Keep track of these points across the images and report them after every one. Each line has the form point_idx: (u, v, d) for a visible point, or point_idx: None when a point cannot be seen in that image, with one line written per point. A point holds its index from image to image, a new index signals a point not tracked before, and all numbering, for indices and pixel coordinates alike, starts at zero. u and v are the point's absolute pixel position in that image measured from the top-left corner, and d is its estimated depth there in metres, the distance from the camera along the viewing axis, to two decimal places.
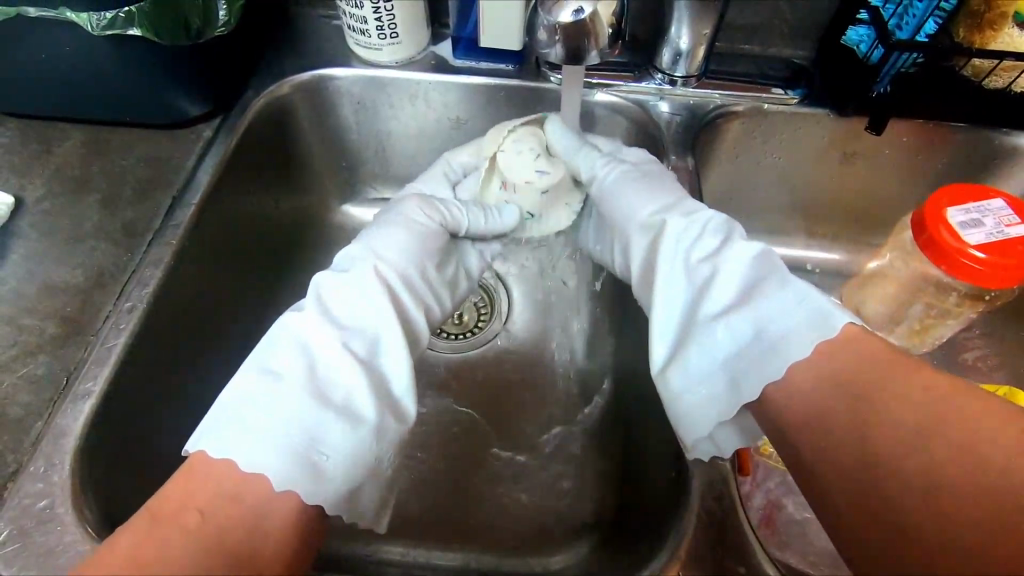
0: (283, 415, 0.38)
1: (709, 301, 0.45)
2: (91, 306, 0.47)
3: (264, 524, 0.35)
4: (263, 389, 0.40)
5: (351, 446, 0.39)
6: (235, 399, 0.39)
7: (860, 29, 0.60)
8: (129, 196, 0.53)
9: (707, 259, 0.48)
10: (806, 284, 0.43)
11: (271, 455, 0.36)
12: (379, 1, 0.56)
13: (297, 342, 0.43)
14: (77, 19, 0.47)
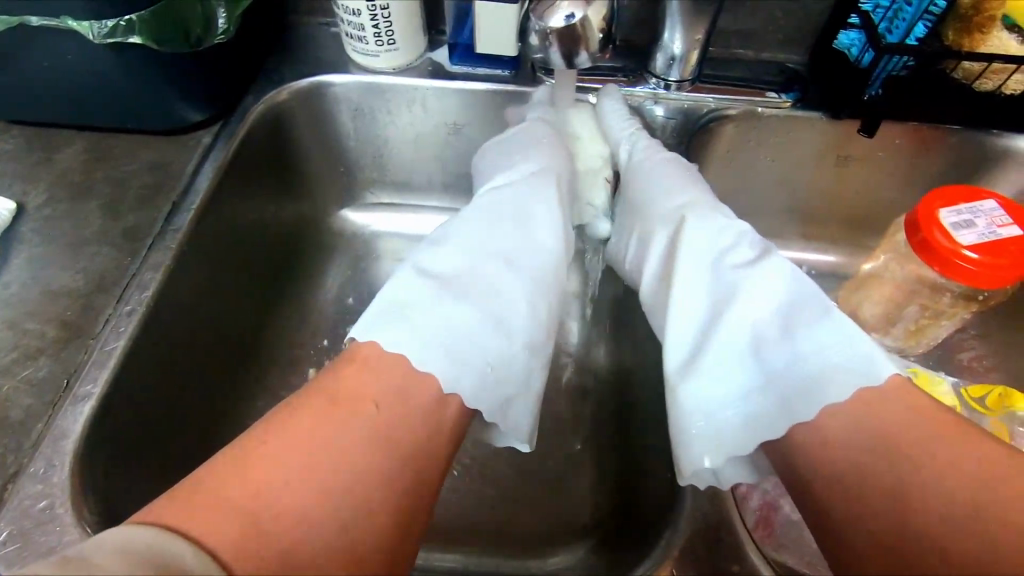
0: (449, 330, 0.44)
1: (748, 313, 0.45)
2: (91, 310, 0.47)
3: (415, 436, 0.39)
4: (422, 301, 0.45)
5: (505, 354, 0.46)
6: (408, 307, 0.45)
7: (851, 33, 0.61)
8: (130, 201, 0.54)
9: (745, 267, 0.48)
10: (850, 324, 0.43)
11: (440, 364, 0.42)
12: (376, 9, 0.57)
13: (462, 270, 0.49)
14: (79, 27, 0.47)
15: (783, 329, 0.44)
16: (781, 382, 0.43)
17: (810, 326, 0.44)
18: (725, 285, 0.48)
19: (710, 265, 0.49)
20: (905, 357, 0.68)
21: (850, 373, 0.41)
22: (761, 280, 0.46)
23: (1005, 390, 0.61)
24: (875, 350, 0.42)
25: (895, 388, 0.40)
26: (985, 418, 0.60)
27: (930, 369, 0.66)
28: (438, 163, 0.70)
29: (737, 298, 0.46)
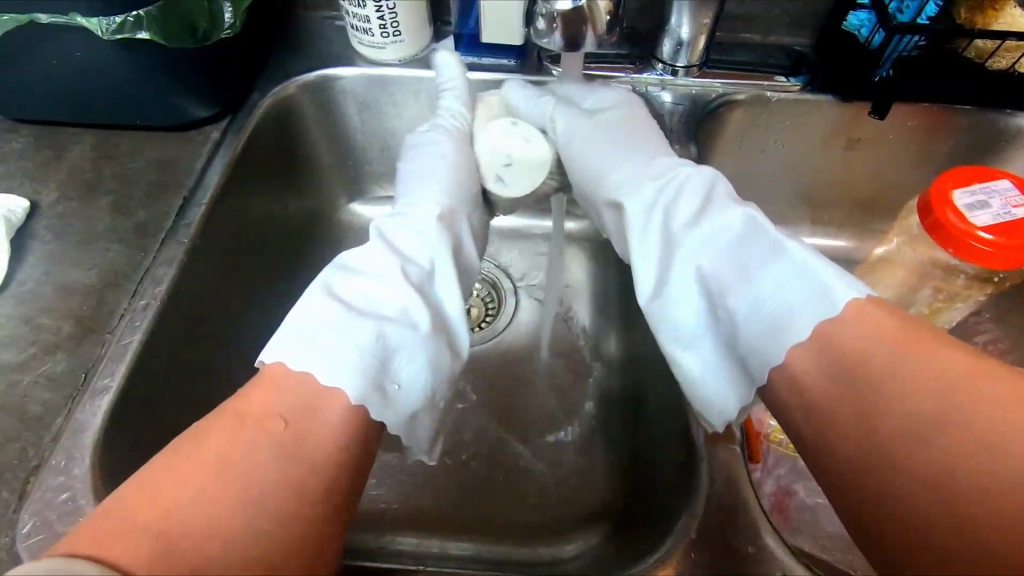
0: (343, 344, 0.40)
1: (702, 264, 0.46)
2: (106, 306, 0.47)
3: (327, 458, 0.37)
4: (323, 315, 0.42)
5: (414, 370, 0.43)
6: (306, 316, 0.42)
7: (861, 14, 0.62)
8: (142, 197, 0.54)
9: (695, 216, 0.48)
10: (802, 251, 0.43)
11: (346, 375, 0.39)
12: (381, 0, 0.57)
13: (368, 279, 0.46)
14: (89, 23, 0.48)
15: (739, 273, 0.44)
16: (745, 322, 0.43)
17: (764, 267, 0.44)
18: (679, 238, 0.48)
19: (668, 219, 0.49)
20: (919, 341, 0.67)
21: (808, 303, 0.41)
22: (711, 227, 0.47)
23: None
24: (832, 275, 0.41)
25: (859, 317, 0.40)
26: None
27: None
28: None
29: (689, 251, 0.47)
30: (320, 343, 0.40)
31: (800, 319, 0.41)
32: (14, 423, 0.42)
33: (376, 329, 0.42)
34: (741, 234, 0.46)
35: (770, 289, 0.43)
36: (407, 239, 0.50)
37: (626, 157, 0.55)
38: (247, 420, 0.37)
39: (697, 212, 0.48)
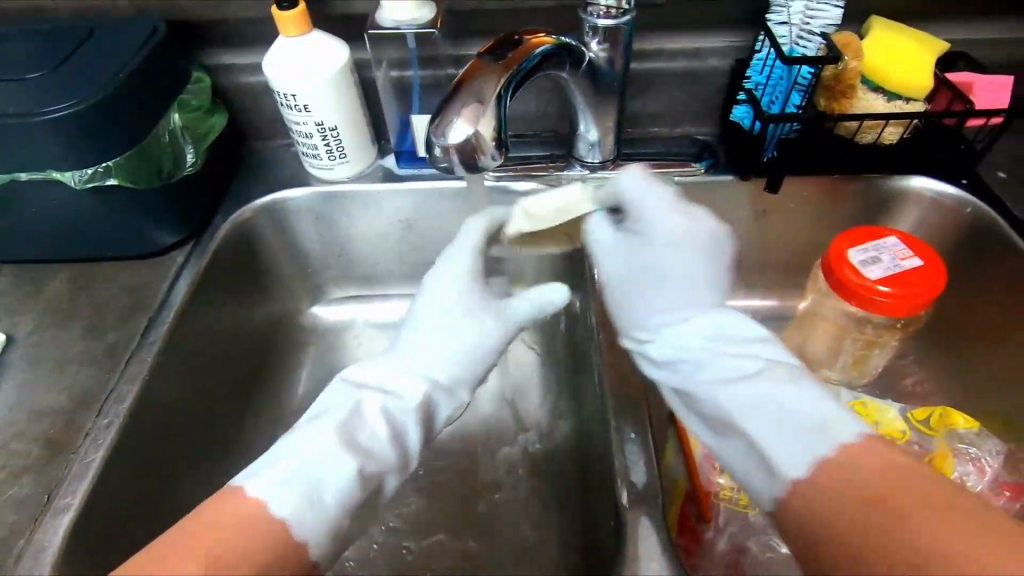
0: (298, 467, 0.44)
1: (708, 371, 0.50)
2: (73, 426, 0.51)
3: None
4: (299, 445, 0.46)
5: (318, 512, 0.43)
6: (298, 446, 0.46)
7: (742, 107, 0.69)
8: (112, 321, 0.59)
9: (735, 342, 0.51)
10: (804, 383, 0.46)
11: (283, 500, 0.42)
12: (326, 130, 0.66)
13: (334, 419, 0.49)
14: (62, 176, 0.56)
15: (746, 378, 0.48)
16: (768, 420, 0.45)
17: (795, 385, 0.46)
18: (677, 334, 0.53)
19: (676, 317, 0.54)
20: (852, 389, 0.72)
21: (838, 422, 0.43)
22: (728, 333, 0.52)
23: (945, 411, 0.65)
24: (840, 411, 0.44)
25: (853, 457, 0.40)
26: (933, 440, 0.64)
27: (876, 397, 0.71)
28: (398, 254, 0.77)
29: (707, 349, 0.51)
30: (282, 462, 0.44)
31: (804, 440, 0.43)
32: None
33: (333, 471, 0.45)
34: (748, 339, 0.51)
35: (809, 401, 0.45)
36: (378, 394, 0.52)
37: (660, 248, 0.54)
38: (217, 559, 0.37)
39: (714, 308, 0.54)
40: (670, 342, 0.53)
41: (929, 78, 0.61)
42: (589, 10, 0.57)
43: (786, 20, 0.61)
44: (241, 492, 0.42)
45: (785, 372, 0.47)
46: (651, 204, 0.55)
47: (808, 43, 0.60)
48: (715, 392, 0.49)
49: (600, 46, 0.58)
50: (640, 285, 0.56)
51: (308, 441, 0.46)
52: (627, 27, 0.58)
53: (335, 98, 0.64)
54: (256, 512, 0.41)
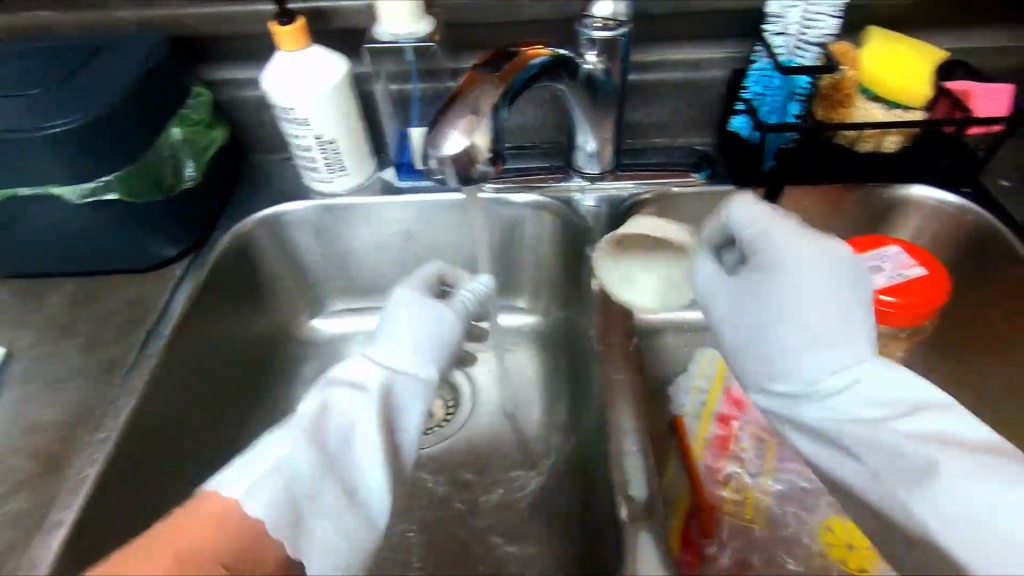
0: (264, 482, 0.40)
1: (893, 399, 0.47)
2: (70, 441, 0.51)
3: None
4: (268, 461, 0.42)
5: (320, 538, 0.41)
6: (270, 451, 0.42)
7: (740, 117, 0.68)
8: (110, 335, 0.59)
9: (876, 376, 0.47)
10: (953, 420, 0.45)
11: (264, 504, 0.40)
12: (325, 143, 0.66)
13: (296, 426, 0.44)
14: (62, 191, 0.55)
15: (907, 416, 0.45)
16: (877, 448, 0.47)
17: (944, 423, 0.45)
18: (846, 359, 0.48)
19: (826, 342, 0.49)
20: None
21: (999, 469, 0.41)
22: (864, 363, 0.48)
23: None
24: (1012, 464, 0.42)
25: None
26: None
27: None
28: (398, 267, 0.77)
29: (848, 389, 0.47)
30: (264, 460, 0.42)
31: (982, 503, 0.40)
32: None
33: (309, 490, 0.42)
34: (881, 368, 0.48)
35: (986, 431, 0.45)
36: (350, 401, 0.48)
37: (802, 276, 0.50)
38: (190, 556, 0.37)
39: (863, 322, 0.49)
40: (811, 381, 0.49)
41: (928, 87, 0.61)
42: (585, 22, 0.57)
43: (783, 29, 0.60)
44: (233, 505, 0.39)
45: (944, 413, 0.45)
46: (766, 233, 0.52)
47: (806, 53, 0.61)
48: (849, 406, 0.47)
49: (597, 58, 0.58)
50: (762, 325, 0.51)
51: (271, 449, 0.42)
52: (624, 39, 0.58)
53: (332, 112, 0.64)
54: (226, 511, 0.39)
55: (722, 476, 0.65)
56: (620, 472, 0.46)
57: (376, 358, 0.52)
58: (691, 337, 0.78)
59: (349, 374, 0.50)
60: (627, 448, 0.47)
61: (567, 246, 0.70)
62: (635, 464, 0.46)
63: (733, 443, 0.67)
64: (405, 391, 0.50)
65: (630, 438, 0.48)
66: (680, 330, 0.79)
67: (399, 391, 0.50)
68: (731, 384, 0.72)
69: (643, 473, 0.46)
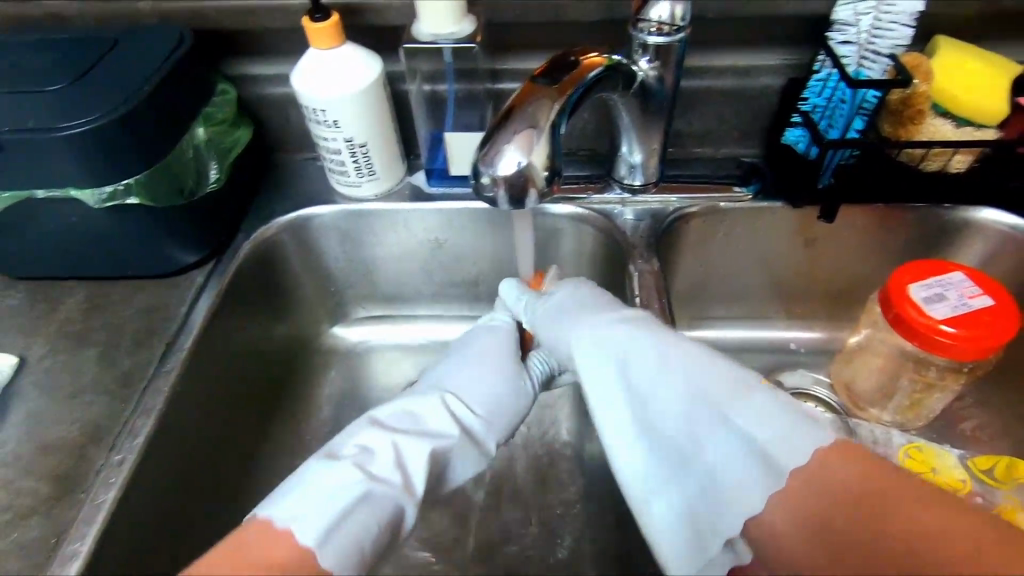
0: (312, 499, 0.43)
1: (738, 460, 0.43)
2: (83, 463, 0.47)
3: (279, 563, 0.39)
4: (346, 486, 0.45)
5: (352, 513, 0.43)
6: (336, 483, 0.45)
7: (795, 130, 0.64)
8: (126, 345, 0.56)
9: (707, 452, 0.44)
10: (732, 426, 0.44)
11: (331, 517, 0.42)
12: (354, 147, 0.62)
13: (333, 488, 0.44)
14: (81, 195, 0.52)
15: (699, 454, 0.44)
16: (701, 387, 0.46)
17: (715, 444, 0.44)
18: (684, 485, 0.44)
19: (724, 457, 0.43)
20: (906, 432, 0.66)
21: (744, 493, 0.42)
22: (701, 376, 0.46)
23: (1012, 461, 0.61)
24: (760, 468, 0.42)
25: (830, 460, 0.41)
26: (999, 492, 0.60)
27: (933, 441, 0.65)
28: (424, 276, 0.73)
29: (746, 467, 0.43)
30: (305, 509, 0.43)
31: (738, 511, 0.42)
32: None
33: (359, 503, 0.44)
34: (722, 438, 0.44)
35: (742, 460, 0.43)
36: (312, 493, 0.44)
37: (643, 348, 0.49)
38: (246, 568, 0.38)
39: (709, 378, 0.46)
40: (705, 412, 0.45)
41: (1003, 103, 0.57)
42: (639, 26, 0.53)
43: (851, 38, 0.56)
44: (265, 529, 0.41)
45: (714, 446, 0.44)
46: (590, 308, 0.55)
47: (874, 65, 0.56)
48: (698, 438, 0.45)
49: (649, 64, 0.54)
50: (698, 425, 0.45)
51: (326, 489, 0.44)
52: (680, 44, 0.54)
53: (365, 114, 0.60)
54: (276, 530, 0.41)
55: None
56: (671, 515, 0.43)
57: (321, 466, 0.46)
58: (728, 357, 0.74)
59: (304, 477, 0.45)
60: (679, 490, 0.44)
61: (607, 261, 0.67)
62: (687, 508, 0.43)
63: None
64: (409, 408, 0.53)
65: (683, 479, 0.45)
66: (717, 348, 0.75)
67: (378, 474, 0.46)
68: None
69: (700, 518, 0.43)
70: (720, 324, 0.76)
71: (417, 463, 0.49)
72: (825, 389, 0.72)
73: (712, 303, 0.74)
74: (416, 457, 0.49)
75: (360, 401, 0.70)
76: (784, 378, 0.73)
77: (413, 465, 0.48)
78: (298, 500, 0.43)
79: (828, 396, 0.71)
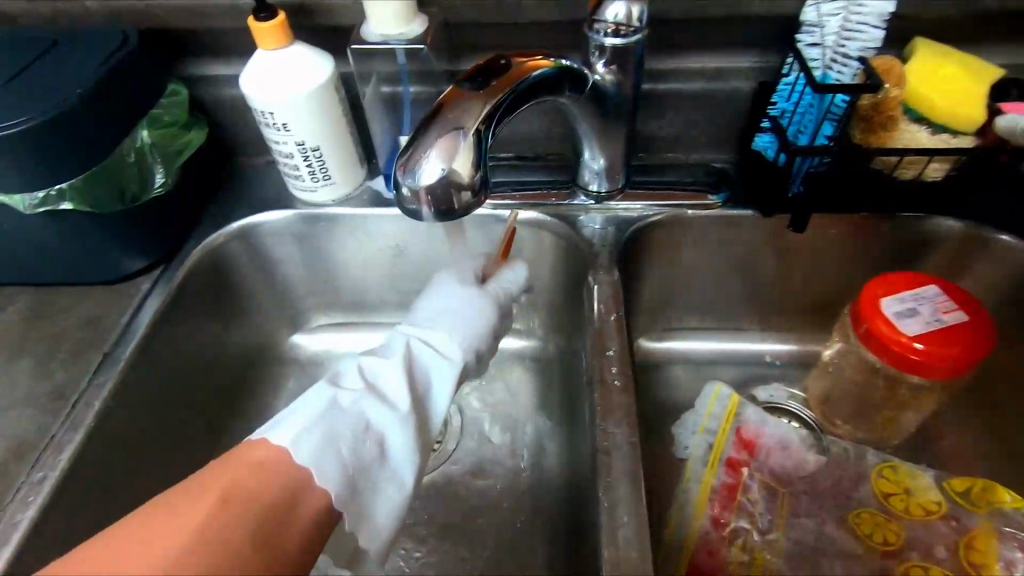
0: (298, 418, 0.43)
1: None
2: (5, 480, 0.45)
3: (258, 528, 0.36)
4: (327, 407, 0.44)
5: (339, 431, 0.42)
6: (323, 405, 0.44)
7: (765, 136, 0.62)
8: (64, 355, 0.54)
9: None
10: None
11: (312, 438, 0.41)
12: (307, 150, 0.60)
13: (317, 409, 0.44)
14: (11, 199, 0.51)
15: None
16: None
17: None
18: None
19: None
20: (880, 450, 0.64)
21: None
22: None
23: (988, 483, 0.58)
24: None
25: None
26: (973, 516, 0.57)
27: (908, 461, 0.63)
28: (386, 282, 0.71)
29: None
30: (286, 429, 0.41)
31: None
32: None
33: (351, 427, 0.43)
34: None
35: None
36: (302, 414, 0.43)
37: None
38: (230, 504, 0.36)
39: None
40: None
41: (981, 110, 0.54)
42: (595, 27, 0.50)
43: (818, 41, 0.54)
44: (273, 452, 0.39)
45: None
46: None
47: (843, 69, 0.53)
48: None
49: (607, 68, 0.52)
50: None
51: (307, 410, 0.44)
52: (637, 45, 0.51)
53: (316, 116, 0.58)
54: (276, 453, 0.39)
55: (729, 532, 0.58)
56: (609, 545, 0.41)
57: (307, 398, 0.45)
58: (700, 368, 0.71)
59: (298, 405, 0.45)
60: (619, 518, 0.42)
61: (568, 270, 0.64)
62: (626, 537, 0.41)
63: (742, 493, 0.61)
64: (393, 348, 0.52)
65: (622, 505, 0.43)
66: (689, 359, 0.72)
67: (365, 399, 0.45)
68: (743, 424, 0.65)
69: (636, 549, 0.41)
70: (692, 334, 0.73)
71: (390, 380, 0.48)
72: (799, 404, 0.69)
73: (684, 313, 0.72)
74: (389, 375, 0.49)
75: None
76: (756, 391, 0.70)
77: (384, 382, 0.48)
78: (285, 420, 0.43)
79: (801, 411, 0.68)
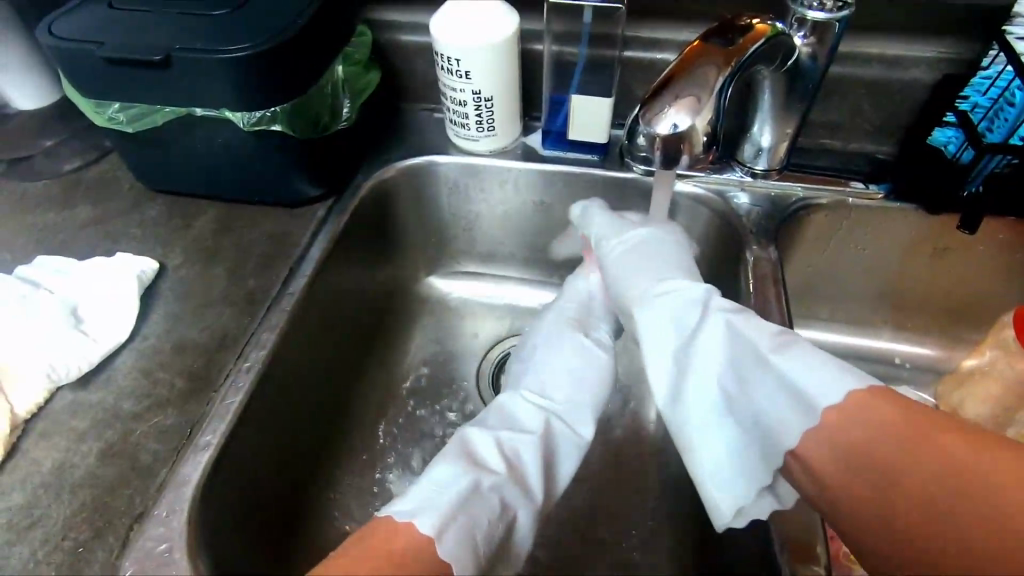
0: (432, 498, 0.44)
1: None
2: (215, 366, 0.51)
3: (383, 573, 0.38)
4: (460, 493, 0.45)
5: (482, 519, 0.44)
6: (456, 484, 0.45)
7: (947, 130, 0.59)
8: (253, 265, 0.59)
9: None
10: None
11: (453, 534, 0.42)
12: (481, 100, 0.63)
13: (449, 490, 0.45)
14: (234, 116, 0.55)
15: None
16: None
17: None
18: None
19: None
20: None
21: None
22: None
23: None
24: None
25: None
26: None
27: None
28: (524, 238, 0.74)
29: None
30: (427, 510, 0.43)
31: None
32: (126, 471, 0.45)
33: (489, 511, 0.45)
34: None
35: None
36: (438, 493, 0.45)
37: None
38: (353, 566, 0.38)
39: None
40: None
41: None
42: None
43: None
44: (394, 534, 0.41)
45: None
46: None
47: None
48: None
49: (805, 40, 0.52)
50: None
51: (445, 491, 0.45)
52: (841, 22, 0.51)
53: (498, 69, 0.61)
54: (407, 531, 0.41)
55: None
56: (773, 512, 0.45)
57: (444, 469, 0.47)
58: None
59: (434, 478, 0.46)
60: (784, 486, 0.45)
61: (717, 246, 0.65)
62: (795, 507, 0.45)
63: None
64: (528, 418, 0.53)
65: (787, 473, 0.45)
66: None
67: (500, 481, 0.47)
68: None
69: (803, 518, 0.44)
70: (822, 326, 0.72)
71: (527, 461, 0.49)
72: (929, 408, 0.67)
73: (819, 304, 0.71)
74: (523, 452, 0.50)
75: (449, 352, 0.72)
76: None
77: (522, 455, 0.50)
78: (420, 503, 0.43)
79: None
